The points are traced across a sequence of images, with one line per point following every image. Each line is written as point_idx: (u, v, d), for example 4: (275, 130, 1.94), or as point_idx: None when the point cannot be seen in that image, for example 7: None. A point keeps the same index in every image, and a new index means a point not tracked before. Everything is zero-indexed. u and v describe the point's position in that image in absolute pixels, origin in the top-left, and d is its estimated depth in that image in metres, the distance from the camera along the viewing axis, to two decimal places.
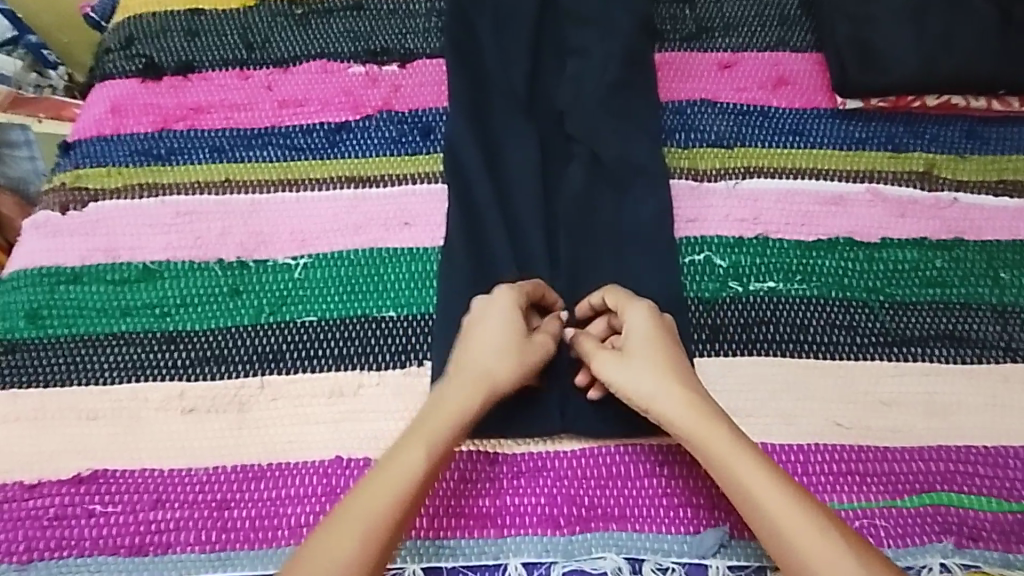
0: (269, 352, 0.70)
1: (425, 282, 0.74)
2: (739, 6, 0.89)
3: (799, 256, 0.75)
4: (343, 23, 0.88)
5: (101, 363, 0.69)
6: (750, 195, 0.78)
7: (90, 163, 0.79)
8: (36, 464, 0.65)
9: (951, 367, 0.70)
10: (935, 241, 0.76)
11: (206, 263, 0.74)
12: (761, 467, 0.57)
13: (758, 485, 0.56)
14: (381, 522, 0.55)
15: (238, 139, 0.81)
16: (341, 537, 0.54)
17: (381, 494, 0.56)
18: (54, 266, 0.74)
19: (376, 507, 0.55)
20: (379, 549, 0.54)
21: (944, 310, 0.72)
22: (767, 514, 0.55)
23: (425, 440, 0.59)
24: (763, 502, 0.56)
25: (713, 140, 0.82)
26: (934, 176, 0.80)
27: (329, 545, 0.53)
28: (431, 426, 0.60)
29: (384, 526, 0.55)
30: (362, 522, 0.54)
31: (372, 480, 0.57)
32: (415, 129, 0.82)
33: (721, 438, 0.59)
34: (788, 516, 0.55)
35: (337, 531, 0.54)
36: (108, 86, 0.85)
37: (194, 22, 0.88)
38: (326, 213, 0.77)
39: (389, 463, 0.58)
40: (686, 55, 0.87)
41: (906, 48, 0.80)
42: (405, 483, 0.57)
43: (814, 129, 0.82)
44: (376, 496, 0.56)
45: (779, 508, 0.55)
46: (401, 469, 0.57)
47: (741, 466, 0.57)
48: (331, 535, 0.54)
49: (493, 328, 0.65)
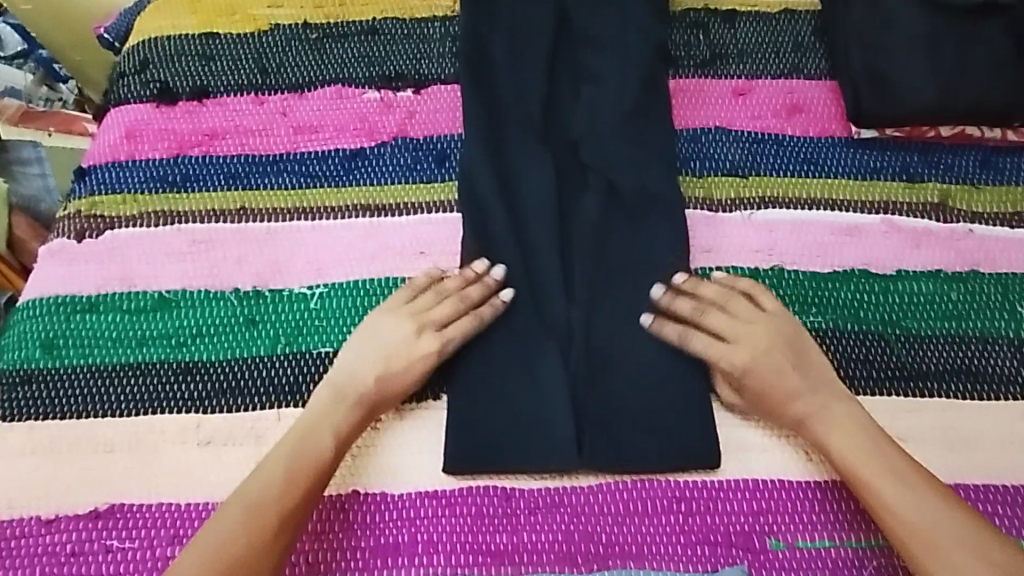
0: (285, 383, 0.70)
1: None
2: (753, 32, 0.89)
3: (814, 287, 0.75)
4: (356, 48, 0.88)
5: (118, 394, 0.69)
6: (765, 225, 0.78)
7: (105, 190, 0.80)
8: (54, 498, 0.66)
9: (966, 402, 0.70)
10: (950, 273, 0.76)
11: (221, 292, 0.74)
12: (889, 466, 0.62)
13: (897, 481, 0.62)
14: (272, 496, 0.61)
15: (253, 166, 0.81)
16: (233, 512, 0.60)
17: (276, 469, 0.62)
18: (71, 295, 0.74)
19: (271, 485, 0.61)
20: (275, 522, 0.60)
21: (960, 344, 0.73)
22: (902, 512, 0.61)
23: (318, 422, 0.65)
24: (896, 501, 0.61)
25: (728, 169, 0.81)
26: (949, 207, 0.80)
27: (225, 518, 0.60)
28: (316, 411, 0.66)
29: (280, 500, 0.61)
30: (253, 498, 0.61)
31: (272, 458, 0.63)
32: (430, 155, 0.82)
33: (844, 434, 0.64)
34: (931, 512, 0.60)
35: (236, 506, 0.60)
36: (122, 111, 0.85)
37: (208, 47, 0.88)
38: (341, 242, 0.77)
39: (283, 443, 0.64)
40: (700, 81, 0.86)
41: (925, 76, 0.80)
42: (303, 459, 0.63)
43: (829, 158, 0.82)
44: (263, 472, 0.62)
45: (912, 503, 0.61)
46: (303, 446, 0.63)
47: (870, 462, 0.63)
48: (231, 508, 0.60)
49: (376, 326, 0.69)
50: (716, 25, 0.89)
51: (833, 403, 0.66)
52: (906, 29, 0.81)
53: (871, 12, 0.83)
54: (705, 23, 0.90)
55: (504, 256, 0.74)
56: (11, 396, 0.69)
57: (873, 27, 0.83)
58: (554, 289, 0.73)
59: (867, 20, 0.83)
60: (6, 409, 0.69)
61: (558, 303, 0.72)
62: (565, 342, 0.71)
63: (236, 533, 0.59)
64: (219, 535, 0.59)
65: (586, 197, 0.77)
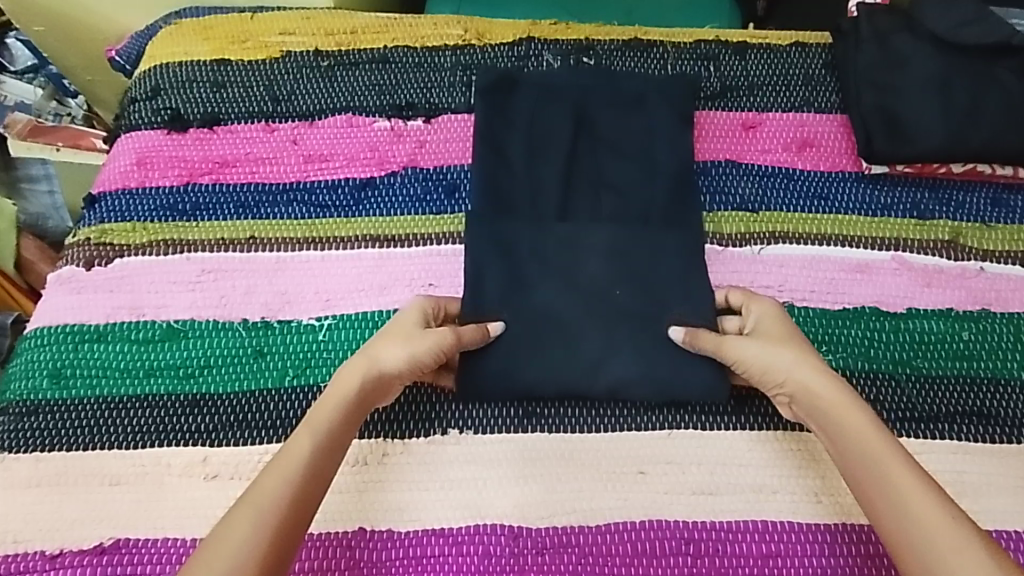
0: (293, 417, 0.70)
1: None
2: (764, 65, 0.89)
3: (825, 325, 0.75)
4: (367, 76, 0.88)
5: (125, 427, 0.69)
6: (775, 261, 0.78)
7: (115, 218, 0.80)
8: (59, 532, 0.65)
9: (979, 446, 0.70)
10: (961, 312, 0.76)
11: (230, 323, 0.74)
12: (893, 464, 0.57)
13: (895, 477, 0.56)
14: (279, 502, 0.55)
15: (263, 195, 0.81)
16: (239, 515, 0.54)
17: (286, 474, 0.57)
18: (79, 324, 0.74)
19: (278, 493, 0.55)
20: (274, 518, 0.54)
21: (971, 385, 0.72)
22: (902, 510, 0.55)
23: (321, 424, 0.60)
24: (901, 500, 0.55)
25: (738, 203, 0.81)
26: (960, 245, 0.79)
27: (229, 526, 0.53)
28: (318, 415, 0.61)
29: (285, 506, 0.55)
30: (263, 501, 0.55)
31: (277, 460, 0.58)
32: (440, 186, 0.82)
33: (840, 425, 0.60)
34: (933, 519, 0.54)
35: (239, 513, 0.54)
36: (133, 138, 0.85)
37: (220, 74, 0.88)
38: (350, 273, 0.77)
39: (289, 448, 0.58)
40: (711, 114, 0.86)
41: (935, 116, 0.80)
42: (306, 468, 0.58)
43: (840, 193, 0.82)
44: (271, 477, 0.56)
45: (917, 508, 0.54)
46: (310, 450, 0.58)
47: (872, 456, 0.58)
48: (236, 514, 0.54)
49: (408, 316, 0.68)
50: (727, 58, 0.90)
51: (834, 395, 0.61)
52: (915, 70, 0.83)
53: (883, 52, 0.84)
54: (716, 55, 0.90)
55: (515, 292, 0.74)
56: (19, 427, 0.69)
57: (885, 67, 0.83)
58: (564, 324, 0.73)
59: (879, 59, 0.84)
60: (13, 440, 0.69)
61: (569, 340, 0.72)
62: (575, 379, 0.70)
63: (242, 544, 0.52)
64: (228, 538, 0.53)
65: (597, 232, 0.77)
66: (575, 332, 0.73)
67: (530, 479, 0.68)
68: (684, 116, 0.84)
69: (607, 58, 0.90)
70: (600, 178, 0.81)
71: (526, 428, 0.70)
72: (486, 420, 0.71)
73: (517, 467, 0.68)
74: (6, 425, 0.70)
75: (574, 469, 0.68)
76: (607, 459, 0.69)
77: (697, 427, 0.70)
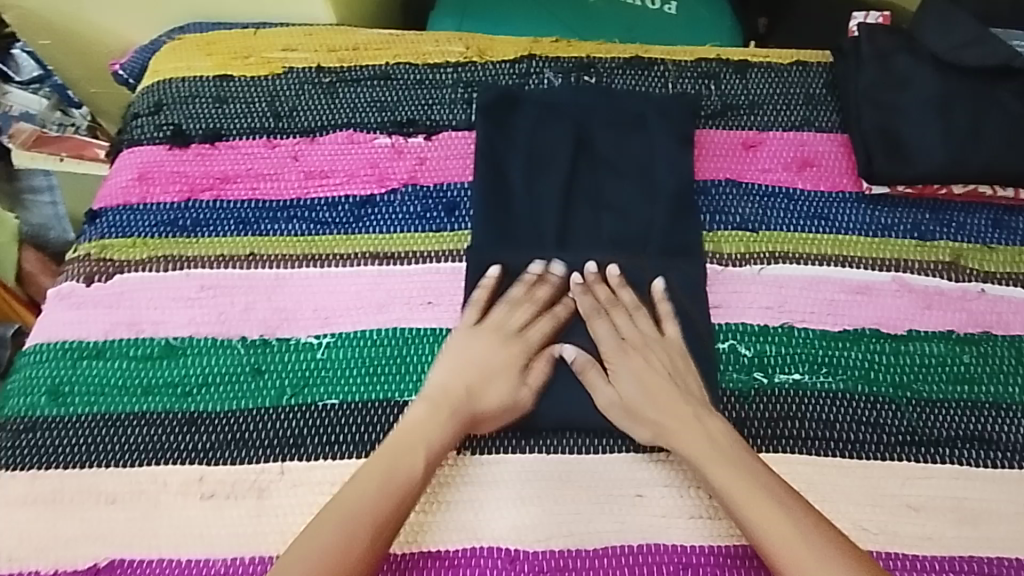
0: (289, 436, 0.70)
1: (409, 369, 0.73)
2: (765, 84, 0.89)
3: (825, 347, 0.75)
4: (369, 92, 0.88)
5: (122, 444, 0.69)
6: (775, 281, 0.78)
7: (115, 234, 0.80)
8: (55, 550, 0.66)
9: (979, 471, 0.70)
10: (962, 335, 0.76)
11: (229, 340, 0.74)
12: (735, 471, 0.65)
13: (741, 479, 0.64)
14: (366, 516, 0.62)
15: (264, 212, 0.81)
16: (329, 522, 0.62)
17: (375, 486, 0.63)
18: (78, 340, 0.74)
19: (361, 502, 0.63)
20: (372, 527, 0.62)
21: (972, 410, 0.72)
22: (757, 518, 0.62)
23: (423, 441, 0.67)
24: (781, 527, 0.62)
25: (739, 224, 0.81)
26: (961, 267, 0.79)
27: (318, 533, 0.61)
28: (403, 432, 0.67)
29: (374, 519, 0.62)
30: (347, 513, 0.62)
31: (368, 477, 0.64)
32: (440, 204, 0.82)
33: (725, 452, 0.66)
34: (788, 527, 0.61)
35: (330, 523, 0.61)
36: (135, 153, 0.85)
37: (223, 89, 0.88)
38: (349, 290, 0.77)
39: (381, 466, 0.65)
40: (712, 132, 0.86)
41: (935, 138, 0.80)
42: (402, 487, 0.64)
43: (841, 214, 0.82)
44: (359, 492, 0.63)
45: (772, 517, 0.62)
46: (398, 471, 0.65)
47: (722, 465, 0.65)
48: (324, 525, 0.61)
49: (472, 347, 0.72)
50: (728, 76, 0.90)
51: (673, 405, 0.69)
52: (917, 91, 0.82)
53: (884, 73, 0.84)
54: (716, 74, 0.90)
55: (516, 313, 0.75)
56: (15, 443, 0.70)
57: (886, 87, 0.83)
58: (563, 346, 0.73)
59: (880, 80, 0.84)
60: (10, 457, 0.69)
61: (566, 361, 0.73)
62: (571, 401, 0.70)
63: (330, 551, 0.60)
64: (315, 544, 0.60)
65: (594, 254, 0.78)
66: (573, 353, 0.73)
67: (530, 501, 0.67)
68: (684, 136, 0.84)
69: (608, 76, 0.90)
70: (599, 198, 0.81)
71: (524, 449, 0.70)
72: (484, 440, 0.70)
73: (516, 488, 0.68)
74: (2, 441, 0.70)
75: (573, 491, 0.68)
76: (607, 481, 0.69)
77: None
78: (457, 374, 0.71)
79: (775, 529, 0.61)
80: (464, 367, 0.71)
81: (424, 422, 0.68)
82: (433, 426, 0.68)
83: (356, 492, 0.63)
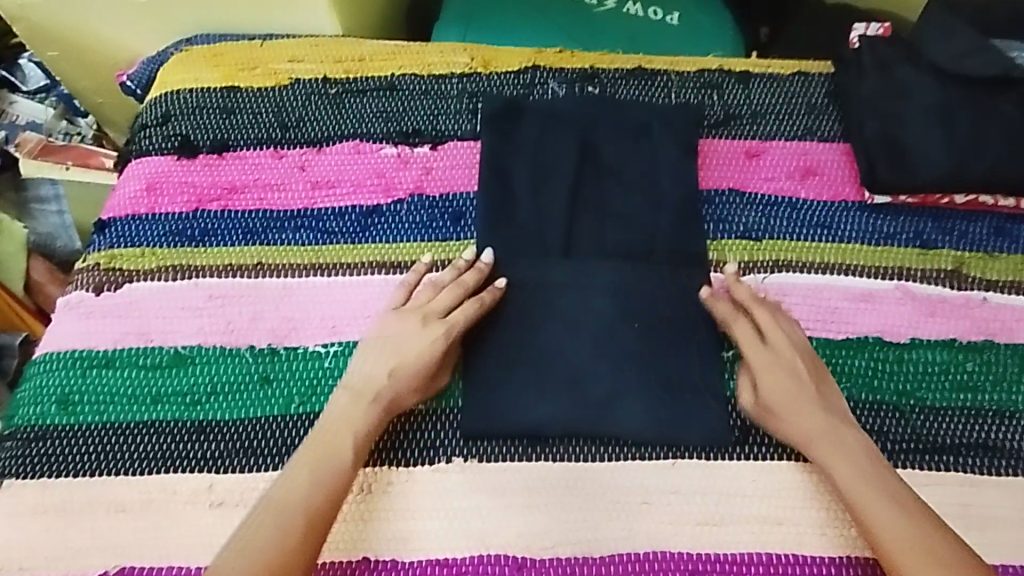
0: (297, 445, 0.71)
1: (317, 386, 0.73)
2: (768, 94, 0.90)
3: (829, 354, 0.75)
4: (375, 103, 0.89)
5: (133, 454, 0.70)
6: (779, 289, 0.78)
7: (125, 243, 0.81)
8: (67, 558, 0.67)
9: (984, 478, 0.70)
10: (965, 342, 0.76)
11: (236, 349, 0.75)
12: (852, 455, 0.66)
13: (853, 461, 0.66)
14: (300, 510, 0.63)
15: (271, 221, 0.82)
16: (267, 517, 0.63)
17: (307, 477, 0.65)
18: (87, 350, 0.75)
19: (296, 500, 0.64)
20: (304, 519, 0.63)
21: (976, 417, 0.73)
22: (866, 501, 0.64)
23: (352, 431, 0.68)
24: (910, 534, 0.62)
25: (742, 232, 0.82)
26: (963, 275, 0.80)
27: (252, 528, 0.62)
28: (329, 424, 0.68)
29: (307, 512, 0.63)
30: (287, 508, 0.63)
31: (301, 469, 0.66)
32: (445, 214, 0.82)
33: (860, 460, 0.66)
34: (896, 513, 0.63)
35: (268, 518, 0.63)
36: (144, 163, 0.86)
37: (230, 100, 0.89)
38: (355, 300, 0.78)
39: (313, 459, 0.66)
40: (716, 141, 0.87)
41: (938, 147, 0.80)
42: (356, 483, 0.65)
43: (844, 223, 0.82)
44: (295, 486, 0.64)
45: (880, 502, 0.64)
46: (328, 462, 0.66)
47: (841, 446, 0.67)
48: (263, 518, 0.63)
49: (401, 330, 0.72)
50: (731, 86, 0.90)
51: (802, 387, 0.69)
52: (919, 101, 0.83)
53: (886, 83, 0.85)
54: (718, 84, 0.91)
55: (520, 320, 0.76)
56: (27, 453, 0.70)
57: (888, 97, 0.84)
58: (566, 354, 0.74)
59: (882, 90, 0.85)
60: (22, 466, 0.70)
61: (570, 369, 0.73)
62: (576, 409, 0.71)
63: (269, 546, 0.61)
64: (259, 540, 0.61)
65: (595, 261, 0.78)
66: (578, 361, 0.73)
67: (534, 509, 0.68)
68: (687, 145, 0.84)
69: (612, 86, 0.90)
70: (604, 206, 0.81)
71: (529, 456, 0.70)
72: (488, 449, 0.71)
73: (521, 496, 0.69)
74: (14, 450, 0.70)
75: (579, 498, 0.68)
76: (611, 488, 0.69)
77: (701, 458, 0.70)
78: (380, 361, 0.71)
79: (881, 514, 0.63)
80: (388, 354, 0.71)
81: (349, 412, 0.68)
82: (357, 411, 0.69)
83: (290, 486, 0.65)
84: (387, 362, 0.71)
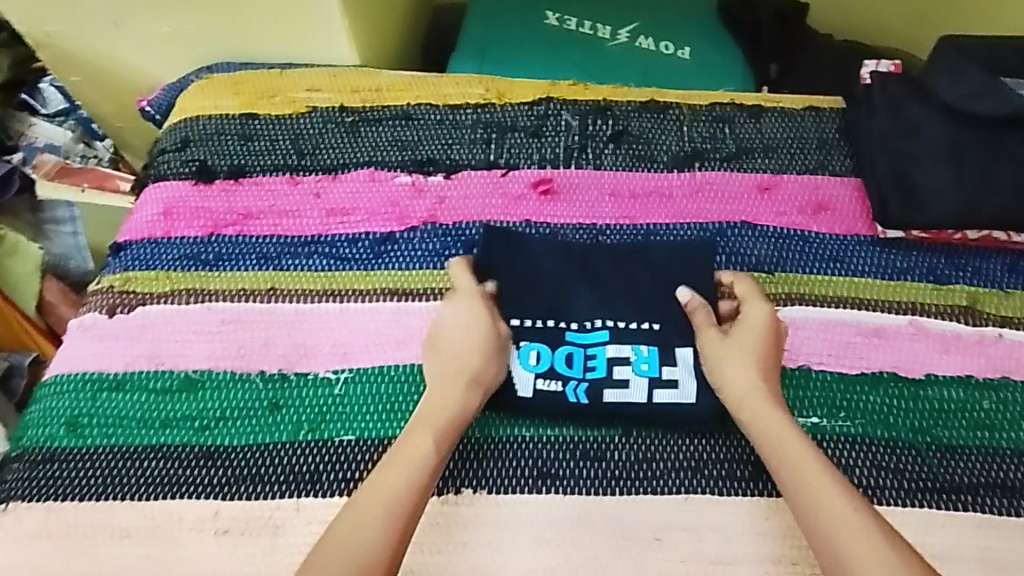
0: (306, 473, 0.70)
1: (366, 405, 0.73)
2: (778, 128, 0.91)
3: (843, 391, 0.75)
4: (391, 133, 0.90)
5: (138, 478, 0.70)
6: (792, 323, 0.78)
7: (140, 266, 0.81)
8: None
9: (1002, 519, 0.69)
10: (981, 380, 0.76)
11: (248, 374, 0.75)
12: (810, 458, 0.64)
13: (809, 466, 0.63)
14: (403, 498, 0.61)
15: (286, 247, 0.82)
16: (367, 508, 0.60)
17: (409, 469, 0.63)
18: (98, 372, 0.75)
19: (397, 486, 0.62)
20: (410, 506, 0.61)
21: (993, 456, 0.72)
22: (827, 511, 0.61)
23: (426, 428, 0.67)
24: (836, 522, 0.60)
25: (755, 266, 0.82)
26: (978, 311, 0.79)
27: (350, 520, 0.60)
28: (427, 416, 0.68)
29: (410, 500, 0.62)
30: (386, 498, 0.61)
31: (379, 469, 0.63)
32: (459, 242, 0.83)
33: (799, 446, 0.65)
34: (848, 521, 0.59)
35: (366, 508, 0.61)
36: (161, 188, 0.87)
37: (249, 127, 0.91)
38: (367, 326, 0.77)
39: (402, 458, 0.64)
40: (727, 174, 0.87)
41: (949, 185, 0.81)
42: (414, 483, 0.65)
43: (856, 257, 0.82)
44: (394, 480, 0.62)
45: (829, 507, 0.60)
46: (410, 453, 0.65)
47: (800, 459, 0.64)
48: (362, 511, 0.60)
49: (455, 321, 0.74)
50: (742, 120, 0.92)
51: (759, 396, 0.69)
52: (930, 139, 0.83)
53: (896, 121, 0.85)
54: (730, 118, 0.92)
55: (523, 340, 0.75)
56: (33, 475, 0.70)
57: (899, 134, 0.85)
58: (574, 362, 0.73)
59: (891, 128, 0.85)
60: (27, 489, 0.69)
61: (573, 387, 0.72)
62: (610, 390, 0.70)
63: (372, 537, 0.59)
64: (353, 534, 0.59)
65: (608, 276, 0.78)
66: (577, 371, 0.73)
67: (545, 543, 0.67)
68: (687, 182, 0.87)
69: (625, 119, 0.91)
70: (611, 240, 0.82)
71: (540, 489, 0.69)
72: (500, 479, 0.70)
73: (531, 529, 0.67)
74: (21, 473, 0.70)
75: (590, 535, 0.67)
76: (623, 523, 0.68)
77: (714, 493, 0.69)
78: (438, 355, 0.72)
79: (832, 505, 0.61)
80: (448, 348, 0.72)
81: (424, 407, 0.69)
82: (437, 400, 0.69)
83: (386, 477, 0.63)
84: (444, 351, 0.72)
